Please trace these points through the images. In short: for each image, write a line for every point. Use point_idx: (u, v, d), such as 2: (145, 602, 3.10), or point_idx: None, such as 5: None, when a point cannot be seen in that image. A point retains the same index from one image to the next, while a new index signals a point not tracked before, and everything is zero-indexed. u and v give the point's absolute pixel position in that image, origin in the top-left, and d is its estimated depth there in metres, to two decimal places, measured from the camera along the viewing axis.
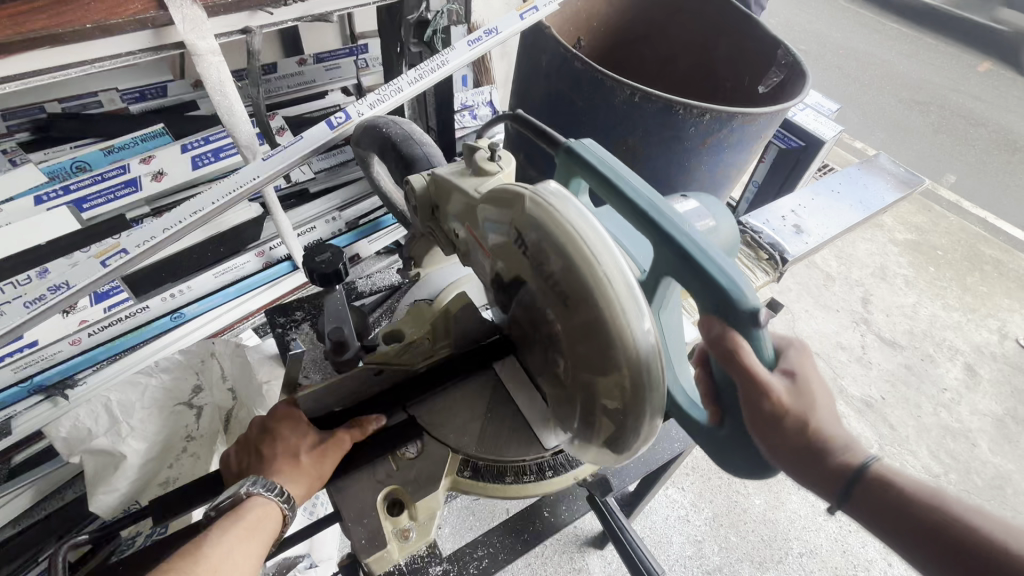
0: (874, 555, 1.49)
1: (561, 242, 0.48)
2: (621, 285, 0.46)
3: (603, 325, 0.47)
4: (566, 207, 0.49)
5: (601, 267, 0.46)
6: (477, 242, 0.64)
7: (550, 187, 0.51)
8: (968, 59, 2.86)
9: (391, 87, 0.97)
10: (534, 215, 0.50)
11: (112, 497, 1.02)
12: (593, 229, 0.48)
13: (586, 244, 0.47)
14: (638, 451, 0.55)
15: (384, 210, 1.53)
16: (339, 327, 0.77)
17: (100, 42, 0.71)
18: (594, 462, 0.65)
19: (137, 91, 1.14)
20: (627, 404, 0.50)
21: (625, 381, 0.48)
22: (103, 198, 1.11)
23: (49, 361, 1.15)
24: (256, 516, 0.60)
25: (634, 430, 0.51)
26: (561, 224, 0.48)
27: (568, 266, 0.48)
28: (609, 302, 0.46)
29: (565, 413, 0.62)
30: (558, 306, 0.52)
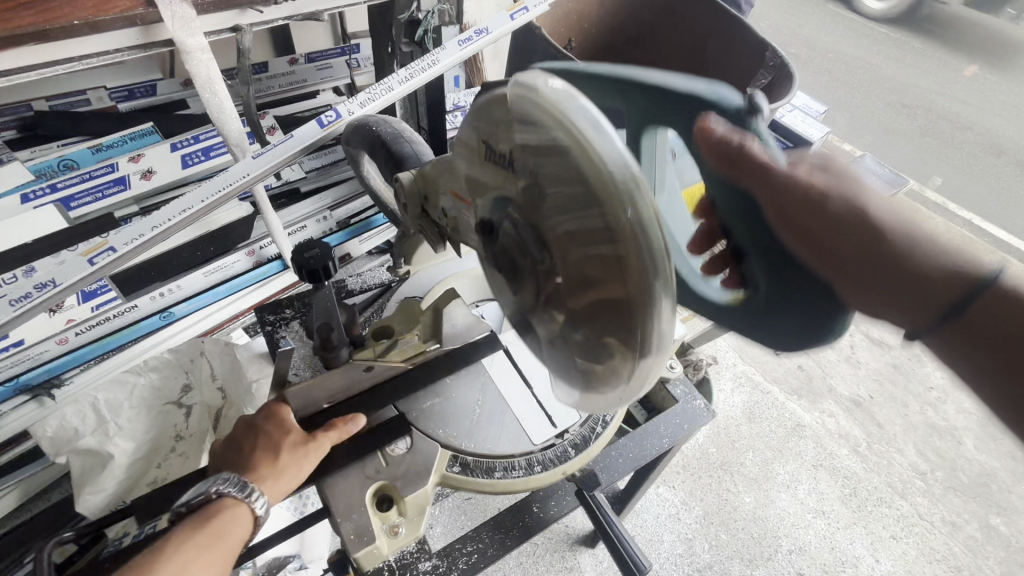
0: (861, 552, 1.51)
1: (559, 129, 0.40)
2: (624, 177, 0.38)
3: (609, 228, 0.40)
4: (564, 94, 0.41)
5: (602, 158, 0.38)
6: (469, 194, 0.61)
7: (547, 76, 0.43)
8: (958, 56, 2.69)
9: (381, 87, 0.96)
10: (531, 110, 0.43)
11: (99, 498, 1.01)
12: (592, 117, 0.39)
13: (582, 133, 0.39)
14: (648, 385, 0.50)
15: (374, 210, 1.54)
16: (327, 322, 0.71)
17: (88, 39, 0.71)
18: (598, 411, 0.61)
19: (125, 90, 1.13)
20: (636, 326, 0.43)
21: (633, 298, 0.42)
22: (90, 196, 1.10)
23: (36, 360, 1.14)
24: (222, 521, 0.59)
25: (643, 358, 0.45)
26: (556, 114, 0.40)
27: (566, 163, 0.41)
28: (610, 196, 0.38)
29: (570, 350, 0.57)
30: (561, 218, 0.45)
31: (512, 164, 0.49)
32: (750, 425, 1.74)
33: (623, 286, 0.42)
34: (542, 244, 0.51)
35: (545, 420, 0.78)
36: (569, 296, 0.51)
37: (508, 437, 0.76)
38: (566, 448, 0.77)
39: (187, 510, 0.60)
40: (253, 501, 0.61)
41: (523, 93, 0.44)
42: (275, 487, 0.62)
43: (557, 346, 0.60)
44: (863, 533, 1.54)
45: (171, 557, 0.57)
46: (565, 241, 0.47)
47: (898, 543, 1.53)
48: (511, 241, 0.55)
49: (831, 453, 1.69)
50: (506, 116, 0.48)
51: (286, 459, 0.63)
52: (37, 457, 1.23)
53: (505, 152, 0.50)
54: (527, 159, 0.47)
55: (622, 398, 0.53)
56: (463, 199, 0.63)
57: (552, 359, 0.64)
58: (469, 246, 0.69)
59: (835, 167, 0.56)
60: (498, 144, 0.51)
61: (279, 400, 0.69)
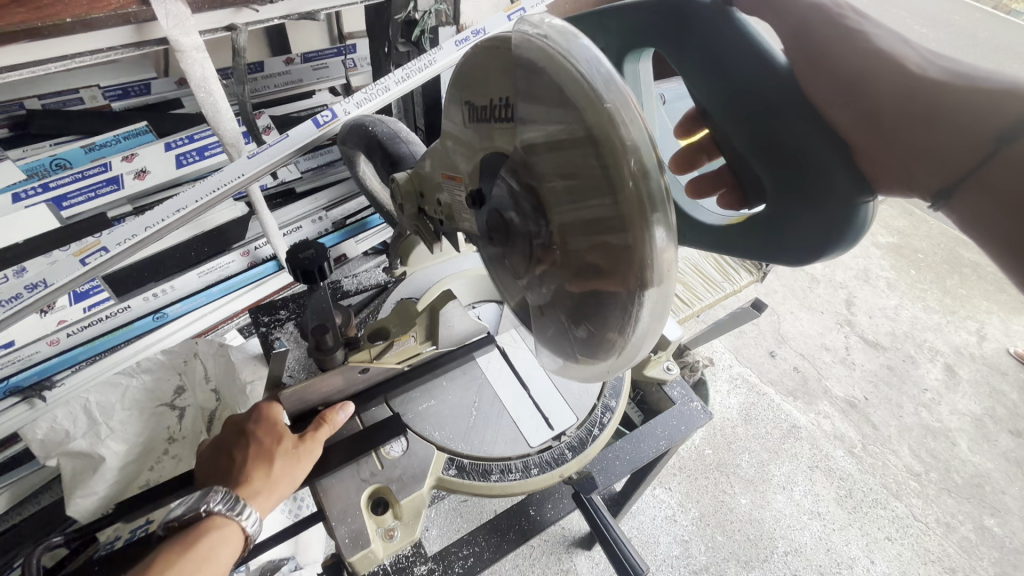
0: (857, 553, 1.50)
1: (560, 76, 0.38)
2: (626, 120, 0.36)
3: (608, 179, 0.38)
4: (568, 41, 0.40)
5: (604, 100, 0.36)
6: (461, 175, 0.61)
7: (552, 22, 0.42)
8: None
9: (378, 87, 0.97)
10: (532, 55, 0.41)
11: (90, 501, 1.00)
12: (596, 62, 0.38)
13: (585, 77, 0.37)
14: (641, 352, 0.48)
15: (371, 210, 1.54)
16: (322, 322, 0.71)
17: (80, 36, 0.69)
18: (580, 381, 0.61)
19: (120, 87, 1.11)
20: (632, 282, 0.41)
21: (629, 254, 0.40)
22: (83, 195, 1.09)
23: (26, 362, 1.13)
24: (211, 541, 0.57)
25: (635, 315, 0.44)
26: (558, 57, 0.39)
27: (565, 109, 0.39)
28: (608, 142, 0.36)
29: (560, 317, 0.56)
30: (557, 173, 0.44)
31: (509, 118, 0.48)
32: (746, 426, 1.75)
33: (618, 240, 0.40)
34: (534, 208, 0.50)
35: (541, 423, 0.77)
36: (563, 263, 0.49)
37: (505, 440, 0.75)
38: (563, 451, 0.76)
39: (176, 527, 0.57)
40: (244, 518, 0.59)
41: (525, 40, 0.42)
42: (268, 500, 0.61)
43: (546, 316, 0.59)
44: (859, 534, 1.54)
45: None
46: (561, 201, 0.45)
47: (893, 544, 1.52)
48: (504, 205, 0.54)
49: (827, 454, 1.69)
50: (504, 66, 0.46)
51: (277, 472, 0.62)
52: (26, 460, 1.21)
53: (505, 108, 0.48)
54: (523, 108, 0.45)
55: (610, 368, 0.52)
56: (452, 176, 0.63)
57: (540, 328, 0.63)
58: (463, 231, 0.67)
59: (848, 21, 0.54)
60: (494, 96, 0.49)
61: (271, 400, 0.69)
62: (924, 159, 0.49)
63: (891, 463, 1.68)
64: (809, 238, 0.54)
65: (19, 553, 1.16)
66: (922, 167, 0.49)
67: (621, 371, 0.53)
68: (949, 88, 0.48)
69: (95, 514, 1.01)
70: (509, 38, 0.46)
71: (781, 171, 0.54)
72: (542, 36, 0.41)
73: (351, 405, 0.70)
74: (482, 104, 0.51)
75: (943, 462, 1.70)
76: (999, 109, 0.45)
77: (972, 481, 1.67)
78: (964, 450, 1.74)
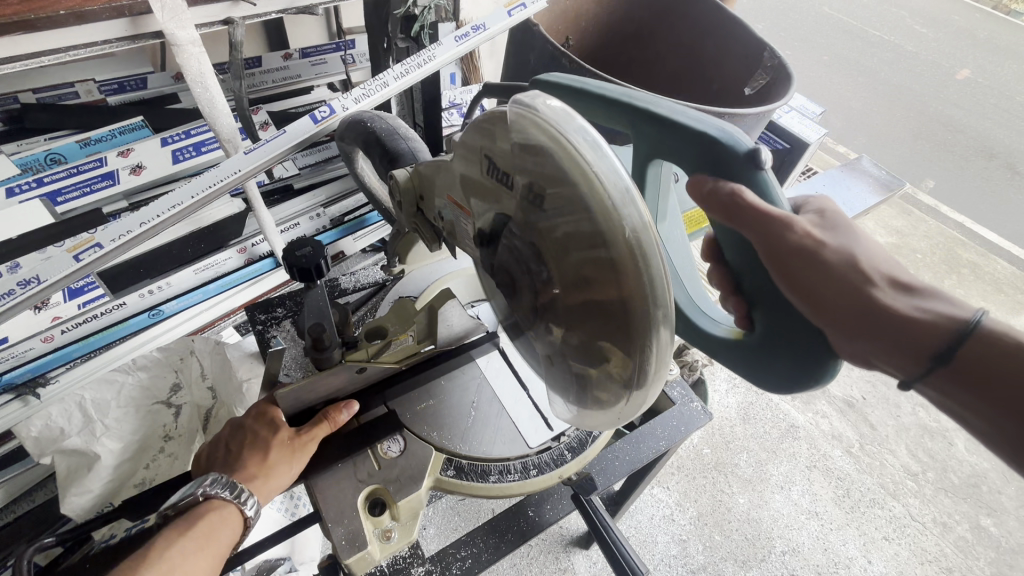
0: (854, 552, 1.51)
1: (558, 152, 0.41)
2: (614, 186, 0.40)
3: (602, 238, 0.41)
4: (558, 113, 0.43)
5: (593, 171, 0.40)
6: (463, 209, 0.62)
7: (540, 95, 0.45)
8: (946, 66, 2.91)
9: (376, 82, 0.95)
10: (527, 129, 0.44)
11: (85, 499, 0.98)
12: (585, 133, 0.41)
13: (576, 147, 0.41)
14: (644, 403, 0.50)
15: (369, 207, 1.52)
16: (319, 323, 0.69)
17: (74, 30, 0.69)
18: (594, 427, 0.63)
19: (116, 82, 1.14)
20: (633, 341, 0.44)
21: (629, 309, 0.42)
22: (78, 190, 1.07)
23: (19, 359, 1.12)
24: (209, 524, 0.57)
25: (641, 372, 0.46)
26: (556, 135, 0.41)
27: (559, 177, 0.42)
28: (607, 216, 0.40)
29: (568, 366, 0.57)
30: (562, 239, 0.46)
31: (505, 184, 0.51)
32: (745, 425, 1.74)
33: (619, 296, 0.43)
34: (535, 262, 0.52)
35: (540, 424, 0.77)
36: (564, 313, 0.51)
37: (504, 441, 0.74)
38: (562, 452, 0.75)
39: (175, 513, 0.58)
40: (243, 503, 0.59)
41: (516, 111, 0.45)
42: (266, 486, 0.60)
43: (555, 362, 0.61)
44: (856, 534, 1.54)
45: (159, 563, 0.54)
46: (561, 256, 0.47)
47: (890, 544, 1.52)
48: (507, 257, 0.56)
49: (825, 454, 1.69)
50: (498, 133, 0.49)
51: (272, 459, 0.61)
52: (20, 458, 1.20)
53: (504, 170, 0.50)
54: (524, 183, 0.47)
55: (621, 413, 0.54)
56: (458, 205, 0.63)
57: (552, 375, 0.65)
58: (465, 250, 0.69)
59: (830, 216, 0.56)
60: (493, 167, 0.51)
61: (268, 399, 0.69)
62: (905, 355, 0.50)
63: (889, 463, 1.67)
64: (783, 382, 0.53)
65: (13, 552, 1.15)
66: (907, 361, 0.50)
67: (631, 419, 0.55)
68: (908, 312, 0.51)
69: (89, 513, 1.00)
70: (503, 107, 0.49)
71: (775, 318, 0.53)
72: (536, 114, 0.43)
73: (356, 404, 0.68)
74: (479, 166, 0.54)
75: (940, 462, 1.69)
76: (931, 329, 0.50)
77: (968, 481, 1.66)
78: (961, 451, 1.71)
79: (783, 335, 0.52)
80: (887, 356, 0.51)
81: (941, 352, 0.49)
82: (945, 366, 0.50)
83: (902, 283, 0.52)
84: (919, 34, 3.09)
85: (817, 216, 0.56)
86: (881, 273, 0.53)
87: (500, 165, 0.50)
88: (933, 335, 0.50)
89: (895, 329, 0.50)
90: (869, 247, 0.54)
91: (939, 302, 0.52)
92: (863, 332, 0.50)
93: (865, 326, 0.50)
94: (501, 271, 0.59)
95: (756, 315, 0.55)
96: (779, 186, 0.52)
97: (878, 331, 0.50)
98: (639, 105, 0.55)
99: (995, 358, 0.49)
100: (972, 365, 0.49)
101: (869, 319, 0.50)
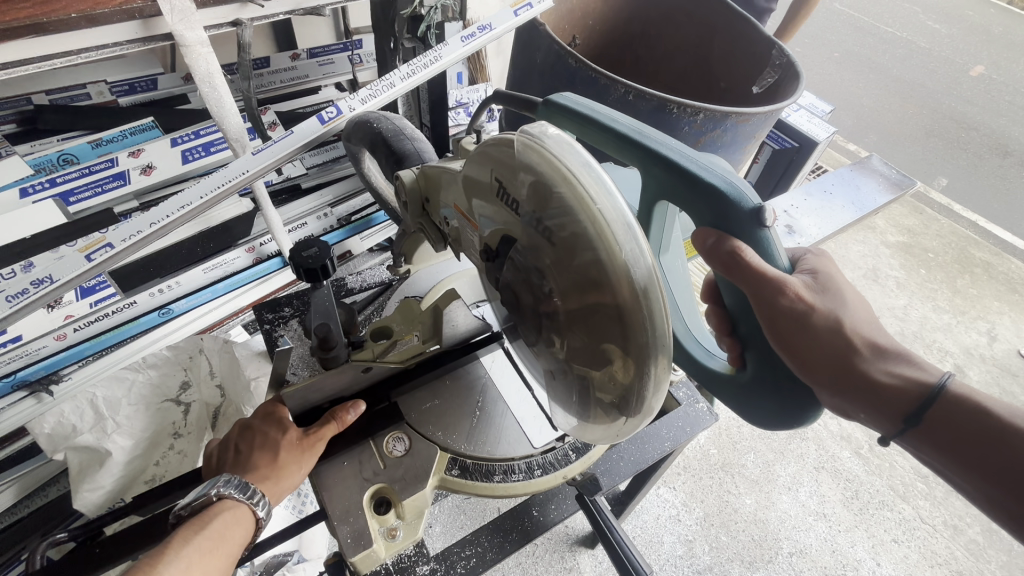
0: (862, 555, 1.49)
1: (563, 184, 0.43)
2: (618, 225, 0.42)
3: (605, 274, 0.43)
4: (562, 145, 0.44)
5: (598, 208, 0.42)
6: (467, 220, 0.63)
7: (546, 126, 0.46)
8: (960, 62, 2.89)
9: (382, 82, 0.94)
10: (532, 158, 0.45)
11: (96, 495, 1.00)
12: (590, 169, 0.43)
13: (583, 184, 0.42)
14: (642, 423, 0.52)
15: (376, 207, 1.54)
16: (324, 324, 0.70)
17: (87, 32, 0.69)
18: (593, 440, 0.64)
19: (127, 83, 1.15)
20: (633, 370, 0.46)
21: (630, 340, 0.44)
22: (90, 190, 1.08)
23: (33, 357, 1.14)
24: (223, 523, 0.57)
25: (639, 398, 0.48)
26: (562, 167, 0.43)
27: (565, 212, 0.44)
28: (609, 248, 0.42)
29: (570, 380, 0.59)
30: (564, 263, 0.47)
31: (512, 210, 0.51)
32: (752, 425, 1.73)
33: (620, 329, 0.45)
34: (540, 281, 0.53)
35: (544, 423, 0.77)
36: (565, 324, 0.52)
37: (508, 440, 0.75)
38: (567, 452, 0.76)
39: (188, 513, 0.58)
40: (255, 504, 0.60)
41: (524, 141, 0.46)
42: (277, 487, 0.61)
43: (557, 377, 0.62)
44: (865, 536, 1.53)
45: (173, 559, 0.53)
46: (562, 277, 0.49)
47: (900, 546, 1.51)
48: (511, 274, 0.57)
49: (833, 455, 1.68)
50: (506, 161, 0.50)
51: (283, 459, 0.62)
52: (34, 453, 1.23)
53: (506, 190, 0.51)
54: (526, 205, 0.49)
55: (622, 427, 0.55)
56: (465, 216, 0.63)
57: (553, 388, 0.66)
58: (469, 256, 0.69)
59: (822, 278, 0.58)
60: (497, 186, 0.52)
61: (276, 401, 0.69)
62: (879, 411, 0.55)
63: (898, 464, 1.67)
64: (770, 418, 0.59)
65: (26, 547, 1.17)
66: (881, 417, 0.55)
67: (627, 435, 0.58)
68: (887, 376, 0.55)
69: (101, 508, 1.02)
70: (510, 133, 0.50)
71: (767, 365, 0.58)
72: (542, 145, 0.45)
73: (363, 404, 0.69)
74: (486, 189, 0.55)
75: None
76: (905, 393, 0.54)
77: None
78: None
79: (776, 377, 0.58)
80: (863, 414, 0.55)
81: (910, 414, 0.54)
82: (914, 426, 0.54)
83: (881, 348, 0.56)
84: (931, 30, 3.09)
85: (811, 276, 0.59)
86: (863, 338, 0.56)
87: (507, 192, 0.51)
88: (905, 399, 0.54)
89: (869, 391, 0.54)
90: (856, 311, 0.57)
91: (913, 366, 0.55)
92: (840, 388, 0.54)
93: (842, 386, 0.54)
94: (505, 287, 0.60)
95: (748, 355, 0.61)
96: (778, 244, 0.55)
97: (857, 391, 0.54)
98: (652, 147, 0.57)
99: (957, 417, 0.53)
100: (939, 423, 0.53)
101: (847, 380, 0.54)
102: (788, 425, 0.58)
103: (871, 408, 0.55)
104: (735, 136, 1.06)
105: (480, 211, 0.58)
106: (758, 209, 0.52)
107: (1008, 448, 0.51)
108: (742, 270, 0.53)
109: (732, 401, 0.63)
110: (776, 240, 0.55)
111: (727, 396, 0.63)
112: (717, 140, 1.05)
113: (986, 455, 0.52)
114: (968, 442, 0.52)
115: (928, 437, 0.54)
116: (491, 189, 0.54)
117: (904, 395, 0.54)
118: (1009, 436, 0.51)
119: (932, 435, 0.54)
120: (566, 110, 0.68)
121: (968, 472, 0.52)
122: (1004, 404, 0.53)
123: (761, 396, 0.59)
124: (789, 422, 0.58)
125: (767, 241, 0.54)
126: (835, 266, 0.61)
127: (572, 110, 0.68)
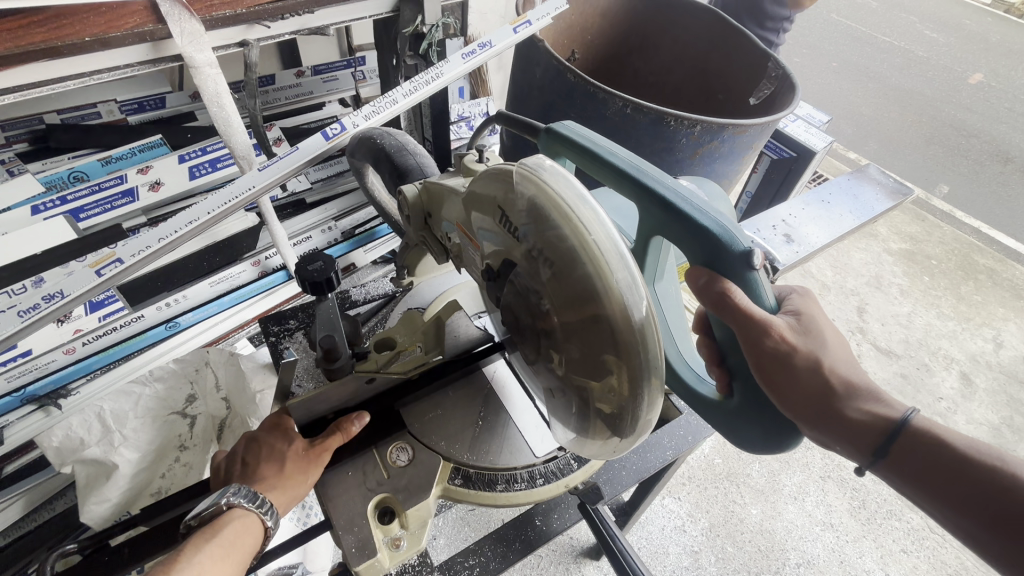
0: (871, 565, 1.48)
1: (557, 215, 0.45)
2: (612, 254, 0.44)
3: (599, 300, 0.45)
4: (558, 178, 0.47)
5: (592, 237, 0.44)
6: (469, 241, 0.65)
7: (543, 159, 0.48)
8: (959, 70, 2.91)
9: (386, 99, 0.96)
10: (530, 189, 0.47)
11: (103, 508, 1.00)
12: (584, 201, 0.45)
13: (576, 215, 0.44)
14: (638, 439, 0.53)
15: (379, 220, 1.56)
16: (330, 335, 0.75)
17: (100, 54, 0.71)
18: (592, 454, 0.64)
19: (136, 102, 1.16)
20: (628, 390, 0.48)
21: (623, 360, 0.46)
22: (100, 207, 1.11)
23: (42, 371, 1.15)
24: (233, 531, 0.58)
25: (634, 414, 0.49)
26: (558, 199, 0.45)
27: (561, 241, 0.46)
28: (602, 277, 0.44)
29: (568, 397, 0.59)
30: (560, 286, 0.49)
31: (511, 234, 0.53)
32: None
33: (614, 350, 0.46)
34: (537, 301, 0.54)
35: (546, 433, 0.77)
36: (562, 344, 0.54)
37: (510, 450, 0.74)
38: (569, 461, 0.76)
39: (198, 523, 0.59)
40: (264, 514, 0.60)
41: (522, 173, 0.48)
42: (285, 495, 0.62)
43: (556, 396, 0.63)
44: (872, 546, 1.51)
45: (186, 567, 0.54)
46: (558, 299, 0.50)
47: (908, 556, 1.50)
48: (511, 295, 0.58)
49: (839, 464, 1.67)
50: (506, 188, 0.52)
51: (289, 470, 0.63)
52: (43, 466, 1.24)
53: (506, 215, 0.53)
54: (524, 229, 0.50)
55: (620, 444, 0.56)
56: (467, 237, 0.65)
57: (552, 404, 0.66)
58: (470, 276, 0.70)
59: (805, 320, 0.58)
60: (497, 211, 0.54)
61: (281, 414, 0.71)
62: (852, 445, 0.55)
63: None
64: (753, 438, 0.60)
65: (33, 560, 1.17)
66: (853, 451, 0.56)
67: (624, 451, 0.59)
68: (862, 412, 0.55)
69: (107, 521, 1.02)
70: (510, 162, 0.52)
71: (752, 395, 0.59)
72: (539, 177, 0.47)
73: (367, 415, 0.69)
74: (486, 212, 0.56)
75: None
76: (878, 428, 0.55)
77: None
78: None
79: (759, 405, 0.59)
80: (837, 446, 0.56)
81: (880, 448, 0.54)
82: (883, 460, 0.55)
83: (855, 385, 0.56)
84: (929, 40, 3.11)
85: (795, 318, 0.59)
86: (839, 376, 0.56)
87: (507, 217, 0.53)
88: (877, 435, 0.55)
89: (843, 427, 0.55)
90: (835, 351, 0.57)
91: (884, 403, 0.56)
92: (817, 423, 0.55)
93: (819, 422, 0.55)
94: (506, 307, 0.61)
95: (735, 385, 0.62)
96: (766, 284, 0.56)
97: (832, 426, 0.55)
98: (647, 182, 0.59)
99: (921, 450, 0.54)
100: (906, 457, 0.54)
101: (825, 417, 0.55)
102: (771, 451, 0.59)
103: (848, 441, 0.55)
104: (731, 149, 1.07)
105: (480, 231, 0.60)
106: (747, 246, 0.54)
107: (967, 480, 0.52)
108: (728, 309, 0.55)
109: (720, 428, 0.64)
110: (762, 279, 0.56)
111: (716, 422, 0.64)
112: (716, 152, 1.06)
113: (950, 485, 0.53)
114: (929, 472, 0.54)
115: (899, 468, 0.55)
116: (491, 215, 0.56)
117: (877, 430, 0.55)
118: (971, 469, 0.52)
119: (903, 467, 0.55)
120: (564, 139, 0.70)
121: (934, 502, 0.53)
122: (963, 436, 0.55)
123: (749, 422, 0.60)
124: (773, 446, 0.58)
125: (750, 281, 0.55)
126: (818, 305, 0.61)
127: (570, 140, 0.70)
